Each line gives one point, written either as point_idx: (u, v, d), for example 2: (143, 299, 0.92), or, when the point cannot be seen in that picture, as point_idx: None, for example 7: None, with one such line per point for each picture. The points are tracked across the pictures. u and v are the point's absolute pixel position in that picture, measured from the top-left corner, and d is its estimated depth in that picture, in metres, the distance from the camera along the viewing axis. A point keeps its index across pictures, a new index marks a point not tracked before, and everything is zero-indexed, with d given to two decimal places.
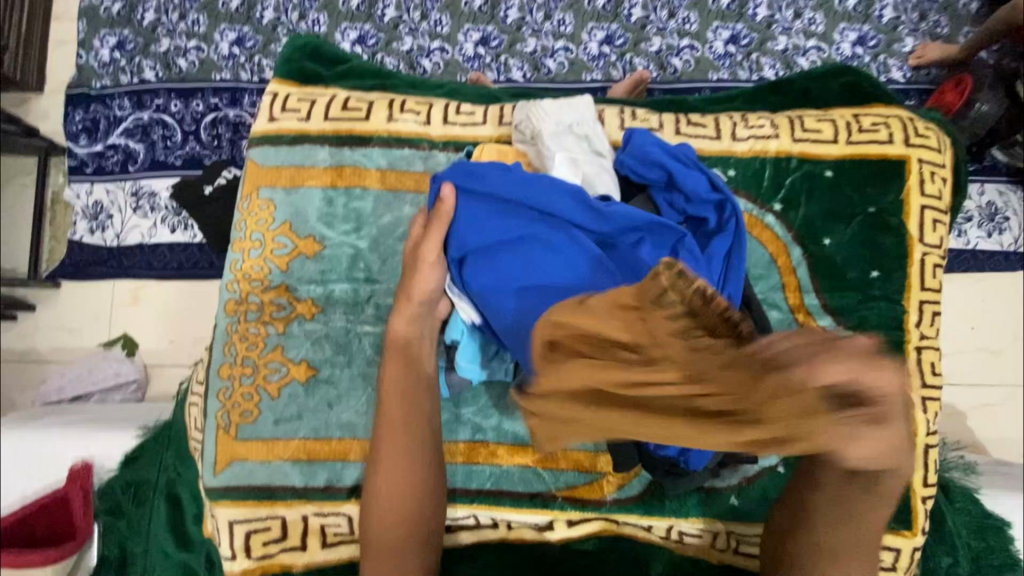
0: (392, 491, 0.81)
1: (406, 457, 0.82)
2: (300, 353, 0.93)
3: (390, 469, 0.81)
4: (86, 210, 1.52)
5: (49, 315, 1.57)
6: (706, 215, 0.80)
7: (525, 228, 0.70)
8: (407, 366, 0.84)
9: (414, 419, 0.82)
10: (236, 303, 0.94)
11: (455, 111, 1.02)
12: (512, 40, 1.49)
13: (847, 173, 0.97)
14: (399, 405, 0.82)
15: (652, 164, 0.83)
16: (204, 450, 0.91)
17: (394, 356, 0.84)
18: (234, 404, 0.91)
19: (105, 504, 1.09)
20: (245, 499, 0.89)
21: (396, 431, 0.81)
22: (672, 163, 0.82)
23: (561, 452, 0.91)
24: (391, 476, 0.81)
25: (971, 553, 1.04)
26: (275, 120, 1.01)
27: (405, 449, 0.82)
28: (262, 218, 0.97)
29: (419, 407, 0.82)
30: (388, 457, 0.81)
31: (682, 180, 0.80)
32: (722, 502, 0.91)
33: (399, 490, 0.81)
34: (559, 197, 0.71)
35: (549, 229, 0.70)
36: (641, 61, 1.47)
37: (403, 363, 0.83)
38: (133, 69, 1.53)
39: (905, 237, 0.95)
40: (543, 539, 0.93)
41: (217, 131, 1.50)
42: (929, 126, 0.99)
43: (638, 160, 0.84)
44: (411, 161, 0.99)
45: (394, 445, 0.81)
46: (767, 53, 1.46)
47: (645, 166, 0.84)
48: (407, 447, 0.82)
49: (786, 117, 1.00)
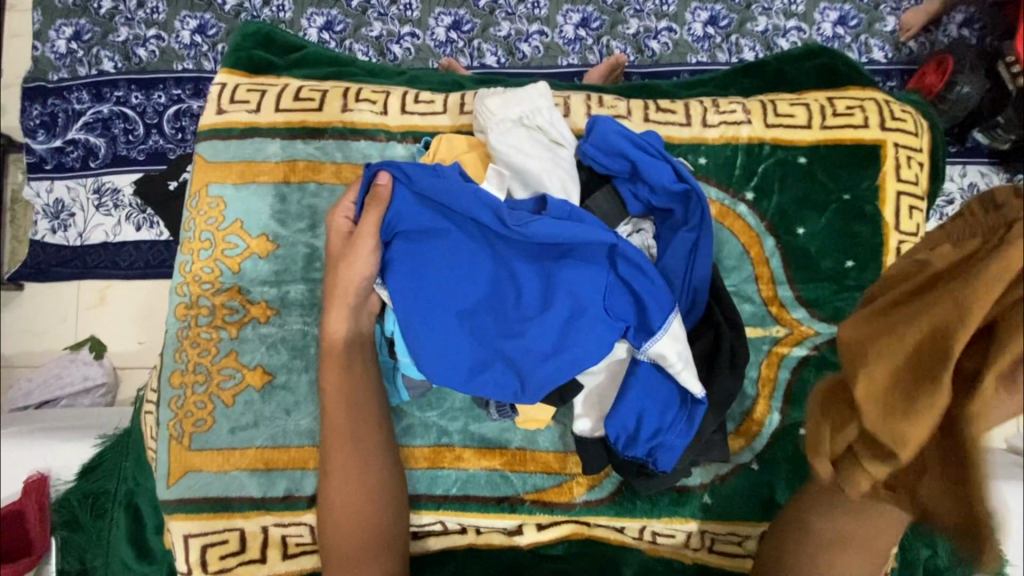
0: (346, 498, 0.79)
1: (357, 462, 0.79)
2: (255, 358, 0.89)
3: (338, 476, 0.79)
4: (46, 208, 1.46)
5: (9, 318, 1.51)
6: (673, 207, 0.78)
7: (450, 236, 0.71)
8: (344, 368, 0.80)
9: (359, 421, 0.80)
10: (186, 307, 0.90)
11: (414, 100, 0.97)
12: (485, 24, 1.43)
13: (822, 159, 0.93)
14: (344, 409, 0.79)
15: (616, 154, 0.79)
16: (156, 461, 0.87)
17: (346, 361, 0.79)
18: (186, 413, 0.87)
19: (62, 517, 1.05)
20: (201, 512, 0.85)
21: (341, 436, 0.79)
22: (636, 153, 0.78)
23: (528, 455, 0.89)
24: (344, 483, 0.79)
25: (951, 545, 1.05)
26: (224, 112, 0.95)
27: (356, 454, 0.79)
28: (211, 216, 0.92)
29: (364, 409, 0.80)
30: (339, 463, 0.79)
31: (647, 172, 0.77)
32: (694, 501, 0.88)
33: (354, 496, 0.79)
34: (482, 206, 0.70)
35: (471, 240, 0.71)
36: (619, 44, 1.42)
37: (340, 364, 0.79)
38: (90, 60, 1.46)
39: (881, 224, 0.92)
40: (513, 543, 0.91)
41: (180, 124, 1.44)
42: (905, 109, 0.96)
43: (602, 149, 0.80)
44: (369, 154, 0.94)
45: (343, 453, 0.79)
46: (747, 35, 1.41)
47: (608, 156, 0.80)
48: (359, 450, 0.80)
49: (759, 101, 0.96)
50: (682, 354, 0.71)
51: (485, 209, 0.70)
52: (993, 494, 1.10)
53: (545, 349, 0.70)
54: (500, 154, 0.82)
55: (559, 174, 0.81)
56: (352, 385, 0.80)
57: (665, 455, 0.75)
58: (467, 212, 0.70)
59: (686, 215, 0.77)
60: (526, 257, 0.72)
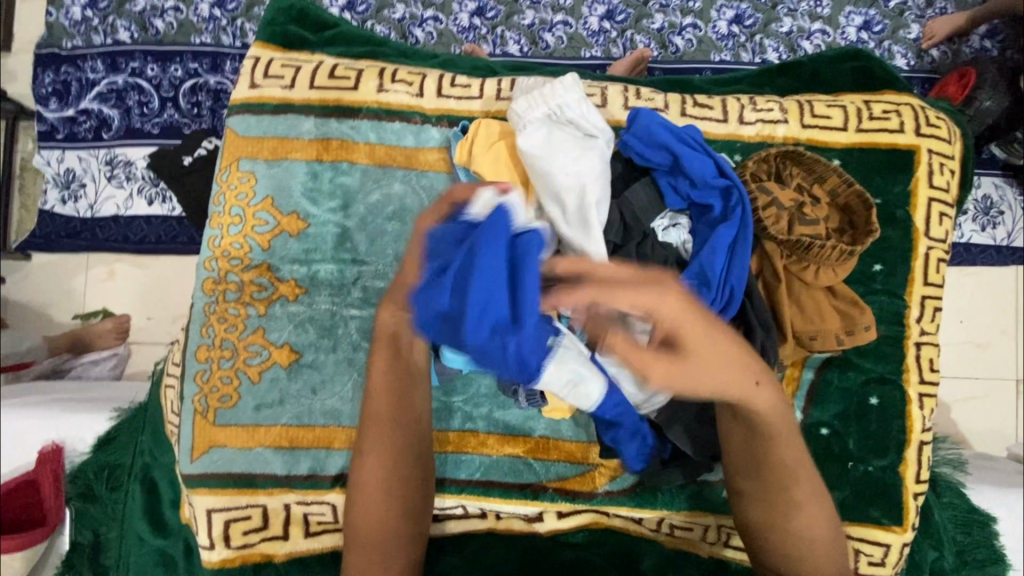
0: (381, 495, 0.79)
1: (395, 461, 0.79)
2: (282, 335, 0.88)
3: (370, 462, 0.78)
4: (57, 177, 1.43)
5: (17, 287, 1.49)
6: (711, 203, 0.80)
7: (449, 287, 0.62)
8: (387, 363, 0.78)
9: (396, 410, 0.79)
10: (214, 282, 0.89)
11: (450, 83, 0.96)
12: (509, 12, 1.41)
13: (856, 162, 0.94)
14: (383, 402, 0.79)
15: (658, 146, 0.83)
16: (180, 435, 0.87)
17: (382, 346, 0.78)
18: (211, 388, 0.87)
19: (77, 489, 1.04)
20: (224, 488, 0.85)
21: (378, 422, 0.79)
22: (678, 146, 0.81)
23: (553, 443, 0.89)
24: (382, 478, 0.79)
25: (956, 548, 1.08)
26: (257, 87, 0.94)
27: (394, 449, 0.79)
28: (241, 191, 0.91)
29: (406, 397, 0.79)
30: (378, 460, 0.79)
31: (687, 163, 0.80)
32: (715, 495, 0.89)
33: (391, 490, 0.79)
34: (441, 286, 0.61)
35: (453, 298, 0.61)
36: (643, 39, 1.41)
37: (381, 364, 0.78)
38: (106, 29, 1.43)
39: (911, 229, 0.93)
40: (532, 530, 0.92)
41: (197, 99, 1.41)
42: (940, 115, 0.96)
43: (644, 142, 0.83)
44: (403, 135, 0.93)
45: (383, 450, 0.79)
46: (770, 36, 1.41)
47: (651, 149, 0.83)
48: (397, 451, 0.79)
49: (795, 101, 0.96)
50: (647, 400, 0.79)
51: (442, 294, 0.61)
52: (999, 501, 1.12)
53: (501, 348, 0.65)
54: (531, 149, 0.81)
55: (591, 167, 0.81)
56: (388, 374, 0.78)
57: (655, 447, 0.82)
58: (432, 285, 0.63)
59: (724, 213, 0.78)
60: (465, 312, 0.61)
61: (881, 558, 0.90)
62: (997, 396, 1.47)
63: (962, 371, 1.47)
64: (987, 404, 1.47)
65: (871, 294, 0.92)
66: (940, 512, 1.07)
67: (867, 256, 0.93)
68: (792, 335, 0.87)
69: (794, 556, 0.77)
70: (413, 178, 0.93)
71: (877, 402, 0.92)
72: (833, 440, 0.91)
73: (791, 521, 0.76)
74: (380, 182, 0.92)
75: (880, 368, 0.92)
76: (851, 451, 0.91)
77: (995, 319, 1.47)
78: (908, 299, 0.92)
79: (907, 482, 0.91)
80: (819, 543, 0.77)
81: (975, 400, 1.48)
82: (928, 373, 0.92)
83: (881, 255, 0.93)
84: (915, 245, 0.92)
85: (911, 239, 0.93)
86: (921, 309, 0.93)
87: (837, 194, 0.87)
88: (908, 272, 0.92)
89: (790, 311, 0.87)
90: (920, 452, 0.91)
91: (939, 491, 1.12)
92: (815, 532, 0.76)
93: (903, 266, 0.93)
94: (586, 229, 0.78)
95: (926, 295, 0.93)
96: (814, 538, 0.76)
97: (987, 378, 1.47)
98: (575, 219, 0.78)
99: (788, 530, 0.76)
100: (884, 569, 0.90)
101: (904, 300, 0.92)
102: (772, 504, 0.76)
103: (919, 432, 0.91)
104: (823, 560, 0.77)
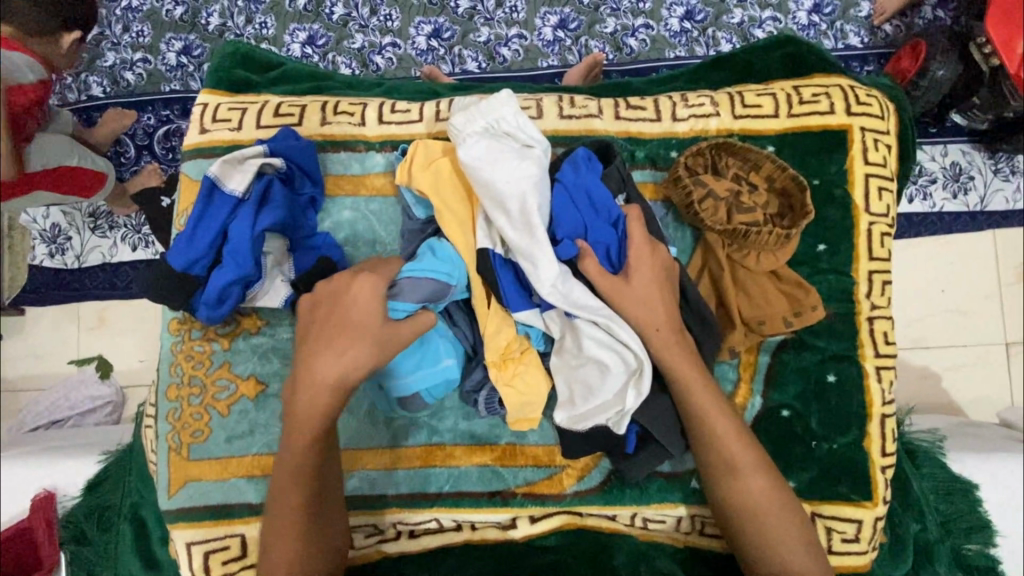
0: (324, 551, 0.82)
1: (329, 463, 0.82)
2: (247, 368, 0.92)
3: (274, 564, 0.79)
4: (44, 233, 1.44)
5: (16, 342, 1.51)
6: (609, 234, 0.86)
7: (224, 219, 0.86)
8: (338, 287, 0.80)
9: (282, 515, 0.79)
10: (179, 322, 0.93)
11: (390, 109, 0.99)
12: (465, 30, 1.44)
13: (790, 147, 0.96)
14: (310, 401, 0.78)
15: (588, 185, 0.87)
16: (158, 473, 0.90)
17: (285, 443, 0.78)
18: (183, 425, 0.90)
19: (69, 532, 1.07)
20: (201, 520, 0.88)
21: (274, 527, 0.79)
22: (596, 187, 0.86)
23: (518, 449, 0.91)
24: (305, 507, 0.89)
25: (940, 518, 1.08)
26: (206, 132, 0.98)
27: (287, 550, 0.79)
28: None
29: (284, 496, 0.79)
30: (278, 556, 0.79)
31: (598, 197, 0.86)
32: (684, 486, 0.91)
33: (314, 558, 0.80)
34: (232, 220, 0.86)
35: (230, 219, 0.86)
36: (597, 44, 1.43)
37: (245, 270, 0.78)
38: (79, 86, 1.43)
39: (851, 207, 0.94)
40: (508, 537, 0.94)
41: (171, 144, 1.43)
42: (871, 92, 0.98)
43: (575, 175, 0.87)
44: (348, 164, 0.97)
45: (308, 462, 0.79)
46: (722, 28, 1.43)
47: (576, 182, 0.87)
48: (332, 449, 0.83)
49: (726, 94, 0.98)
50: (583, 398, 0.82)
51: (216, 227, 0.86)
52: (982, 467, 1.12)
53: (214, 229, 0.86)
54: (472, 161, 0.85)
55: (528, 175, 0.84)
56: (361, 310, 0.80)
57: (628, 437, 0.86)
58: (221, 217, 0.86)
59: (618, 242, 0.86)
60: (235, 217, 0.86)
61: (855, 534, 0.91)
62: (984, 362, 1.46)
63: (944, 340, 1.47)
64: (975, 371, 1.46)
65: (818, 274, 0.94)
66: (919, 483, 1.08)
67: (810, 237, 0.94)
68: (741, 322, 0.90)
69: (747, 521, 0.82)
70: (361, 204, 0.96)
71: (835, 379, 0.93)
72: (795, 421, 0.92)
73: (721, 487, 0.83)
74: (330, 212, 0.96)
75: (834, 346, 0.93)
76: (814, 430, 0.92)
77: (974, 285, 1.47)
78: (855, 276, 0.94)
79: (873, 456, 0.91)
80: (766, 507, 0.82)
81: (964, 367, 1.47)
82: (883, 346, 0.94)
83: (824, 235, 0.94)
84: (856, 222, 0.94)
85: (852, 217, 0.94)
86: (869, 284, 0.94)
87: (773, 179, 0.90)
88: (851, 250, 0.94)
89: (735, 296, 0.89)
90: (883, 424, 0.92)
91: (918, 462, 1.12)
92: (754, 495, 0.82)
93: (847, 244, 0.94)
94: (532, 234, 0.82)
95: (873, 270, 0.94)
96: (753, 502, 0.82)
97: (972, 345, 1.46)
98: (520, 223, 0.83)
99: (722, 497, 0.84)
100: (859, 545, 0.91)
101: (851, 277, 0.94)
102: (705, 474, 0.85)
103: (880, 405, 0.92)
104: (774, 524, 0.81)
